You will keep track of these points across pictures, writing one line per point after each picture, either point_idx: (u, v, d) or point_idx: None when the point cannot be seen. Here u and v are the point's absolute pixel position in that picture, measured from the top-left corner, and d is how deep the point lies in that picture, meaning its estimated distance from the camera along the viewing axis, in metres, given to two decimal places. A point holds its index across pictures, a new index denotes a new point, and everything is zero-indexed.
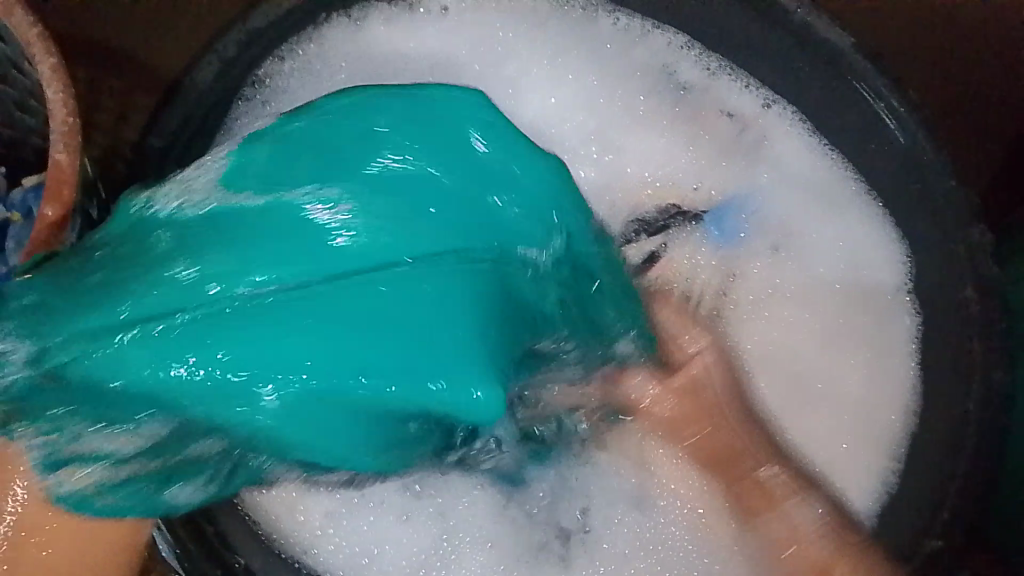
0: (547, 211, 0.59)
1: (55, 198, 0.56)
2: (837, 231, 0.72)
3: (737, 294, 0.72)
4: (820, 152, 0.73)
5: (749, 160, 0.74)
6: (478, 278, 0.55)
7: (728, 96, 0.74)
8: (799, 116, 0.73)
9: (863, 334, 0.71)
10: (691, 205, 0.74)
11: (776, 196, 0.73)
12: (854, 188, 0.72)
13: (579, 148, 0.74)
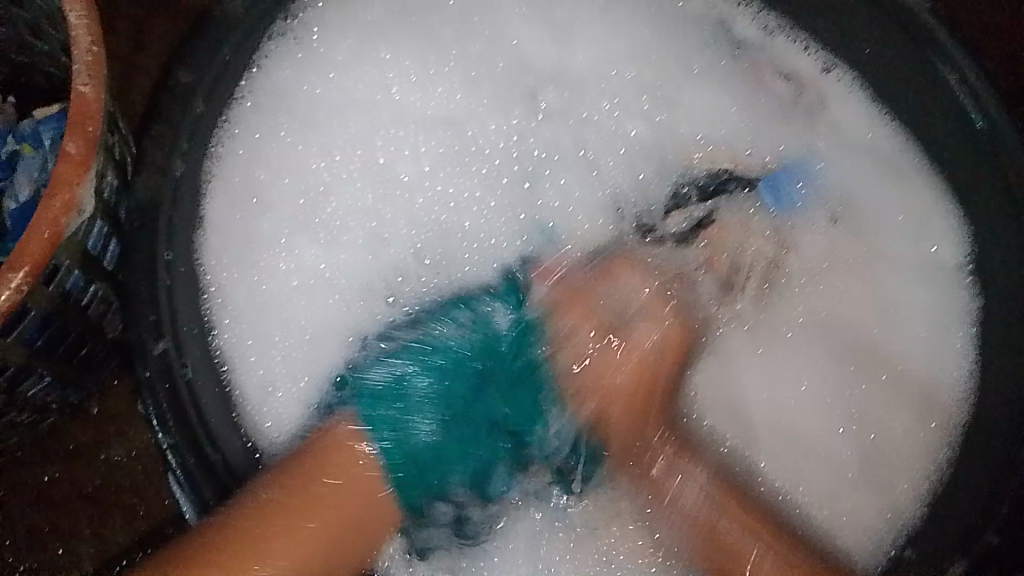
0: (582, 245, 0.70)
1: (80, 138, 0.47)
2: (898, 207, 0.68)
3: (791, 268, 0.69)
4: (878, 120, 0.67)
5: (803, 127, 0.70)
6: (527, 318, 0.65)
7: (785, 55, 0.69)
8: (857, 81, 0.67)
9: (918, 316, 0.67)
10: (745, 168, 0.70)
11: (834, 164, 0.69)
12: (919, 159, 0.66)
13: (631, 103, 0.70)
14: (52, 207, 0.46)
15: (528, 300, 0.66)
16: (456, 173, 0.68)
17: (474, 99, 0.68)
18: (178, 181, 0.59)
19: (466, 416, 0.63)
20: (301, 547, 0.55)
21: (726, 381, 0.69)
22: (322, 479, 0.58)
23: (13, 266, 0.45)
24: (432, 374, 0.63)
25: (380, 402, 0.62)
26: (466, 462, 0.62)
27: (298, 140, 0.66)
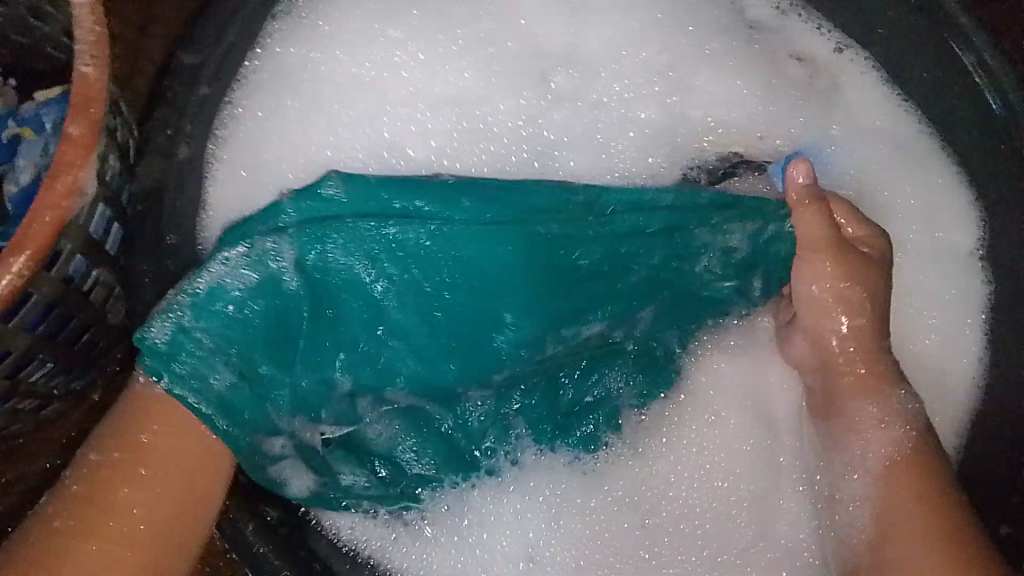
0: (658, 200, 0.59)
1: (83, 119, 0.46)
2: (914, 193, 0.66)
3: None
4: (893, 102, 0.67)
5: (818, 111, 0.68)
6: (502, 255, 0.55)
7: (799, 37, 0.69)
8: (871, 62, 0.67)
9: (932, 304, 0.66)
10: (757, 153, 0.68)
11: (850, 148, 0.67)
12: (934, 146, 0.66)
13: (644, 86, 0.68)
14: (57, 191, 0.45)
15: (508, 240, 0.55)
16: (464, 153, 0.66)
17: (483, 81, 0.67)
18: (184, 163, 0.61)
19: (309, 352, 0.54)
20: (144, 505, 0.46)
21: (747, 372, 0.65)
22: (126, 437, 0.48)
23: (15, 252, 0.44)
24: (237, 315, 0.51)
25: (167, 364, 0.49)
26: (306, 403, 0.55)
27: (302, 122, 0.64)
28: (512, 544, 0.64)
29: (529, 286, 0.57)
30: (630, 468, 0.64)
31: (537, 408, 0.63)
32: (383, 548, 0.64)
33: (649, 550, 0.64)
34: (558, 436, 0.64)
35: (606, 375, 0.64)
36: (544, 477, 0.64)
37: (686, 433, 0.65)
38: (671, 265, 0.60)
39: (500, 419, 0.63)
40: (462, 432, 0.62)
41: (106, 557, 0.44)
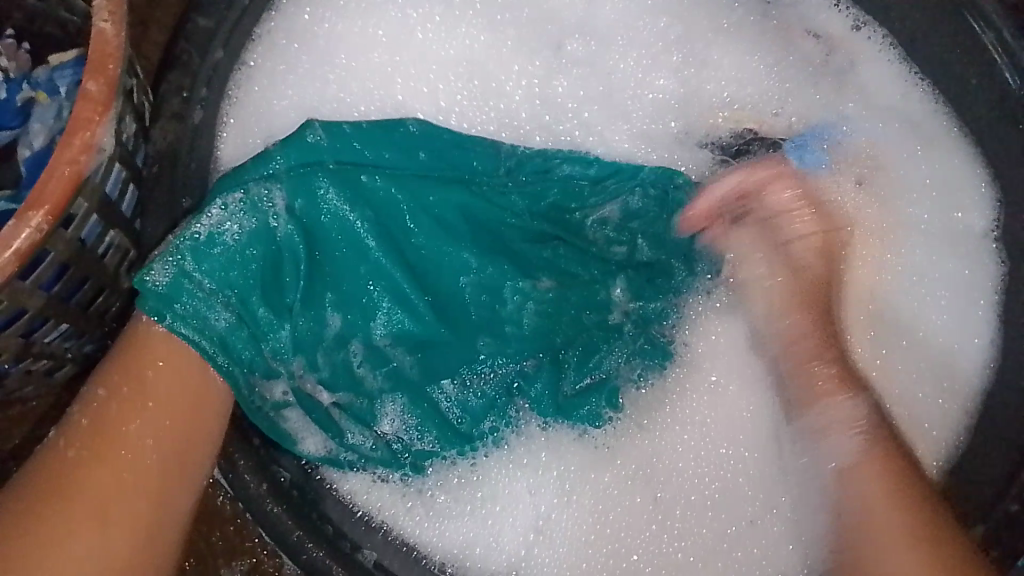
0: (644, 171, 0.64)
1: (100, 76, 0.46)
2: (927, 172, 0.66)
3: None
4: (910, 81, 0.66)
5: (833, 89, 0.67)
6: (484, 208, 0.60)
7: (816, 12, 0.67)
8: (890, 39, 0.65)
9: (943, 284, 0.65)
10: (769, 130, 0.68)
11: (864, 126, 0.67)
12: (949, 125, 0.65)
13: (661, 55, 0.68)
14: (72, 148, 0.45)
15: (493, 193, 0.60)
16: (480, 111, 0.67)
17: (499, 49, 0.67)
18: (199, 126, 0.60)
19: (304, 298, 0.57)
20: (150, 438, 0.49)
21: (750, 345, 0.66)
22: (119, 362, 0.50)
23: (35, 207, 0.44)
24: (234, 258, 0.53)
25: (166, 303, 0.51)
26: (303, 349, 0.57)
27: (318, 89, 0.65)
28: (519, 517, 0.64)
29: (512, 237, 0.61)
30: (638, 441, 0.65)
31: (542, 379, 0.64)
32: (393, 515, 0.63)
33: (660, 523, 0.64)
34: (563, 409, 0.63)
35: (608, 356, 0.64)
36: (551, 440, 0.64)
37: (688, 408, 0.65)
38: (629, 226, 0.63)
39: (500, 398, 0.64)
40: (461, 403, 0.63)
41: (114, 477, 0.47)
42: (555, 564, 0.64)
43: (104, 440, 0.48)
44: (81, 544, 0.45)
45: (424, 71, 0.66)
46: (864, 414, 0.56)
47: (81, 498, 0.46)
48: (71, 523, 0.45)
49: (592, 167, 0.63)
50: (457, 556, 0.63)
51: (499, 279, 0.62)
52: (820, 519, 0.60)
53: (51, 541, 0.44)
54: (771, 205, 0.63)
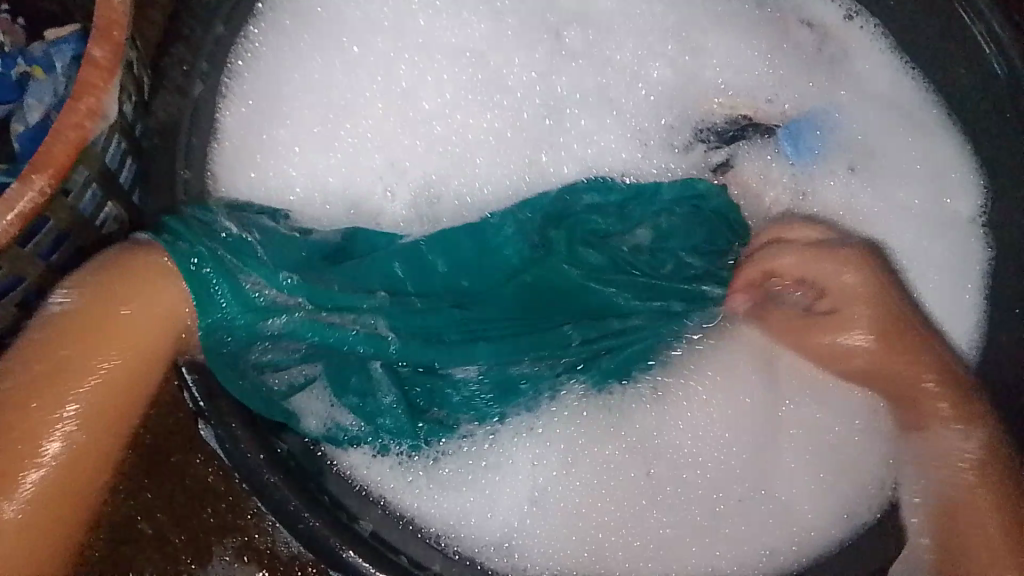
0: (681, 189, 0.66)
1: (106, 42, 0.47)
2: (919, 157, 0.67)
3: (808, 220, 0.68)
4: (901, 71, 0.67)
5: (828, 78, 0.68)
6: (535, 254, 0.61)
7: (811, 2, 0.68)
8: (880, 29, 0.67)
9: (933, 267, 0.66)
10: (764, 117, 0.69)
11: (855, 115, 0.67)
12: (940, 115, 0.66)
13: (656, 44, 0.68)
14: (76, 113, 0.46)
15: (527, 248, 0.61)
16: (479, 96, 0.67)
17: (498, 35, 0.67)
18: (198, 102, 0.61)
19: (358, 322, 0.55)
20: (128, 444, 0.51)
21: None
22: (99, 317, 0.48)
23: (41, 169, 0.45)
24: (293, 289, 0.54)
25: (262, 338, 0.53)
26: (335, 360, 0.56)
27: (314, 67, 0.65)
28: (516, 490, 0.64)
29: (566, 275, 0.60)
30: (649, 410, 0.65)
31: (620, 345, 0.61)
32: (393, 488, 0.64)
33: (652, 502, 0.65)
34: (611, 373, 0.63)
35: (657, 348, 0.63)
36: (561, 409, 0.64)
37: (697, 384, 0.65)
38: (668, 245, 0.64)
39: (546, 371, 0.60)
40: (512, 383, 0.60)
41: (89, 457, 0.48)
42: (547, 540, 0.65)
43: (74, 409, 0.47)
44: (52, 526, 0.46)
45: (424, 56, 0.66)
46: (970, 448, 0.57)
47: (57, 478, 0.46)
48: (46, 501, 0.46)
49: (627, 184, 0.67)
50: (452, 527, 0.64)
51: (548, 306, 0.59)
52: (819, 485, 0.65)
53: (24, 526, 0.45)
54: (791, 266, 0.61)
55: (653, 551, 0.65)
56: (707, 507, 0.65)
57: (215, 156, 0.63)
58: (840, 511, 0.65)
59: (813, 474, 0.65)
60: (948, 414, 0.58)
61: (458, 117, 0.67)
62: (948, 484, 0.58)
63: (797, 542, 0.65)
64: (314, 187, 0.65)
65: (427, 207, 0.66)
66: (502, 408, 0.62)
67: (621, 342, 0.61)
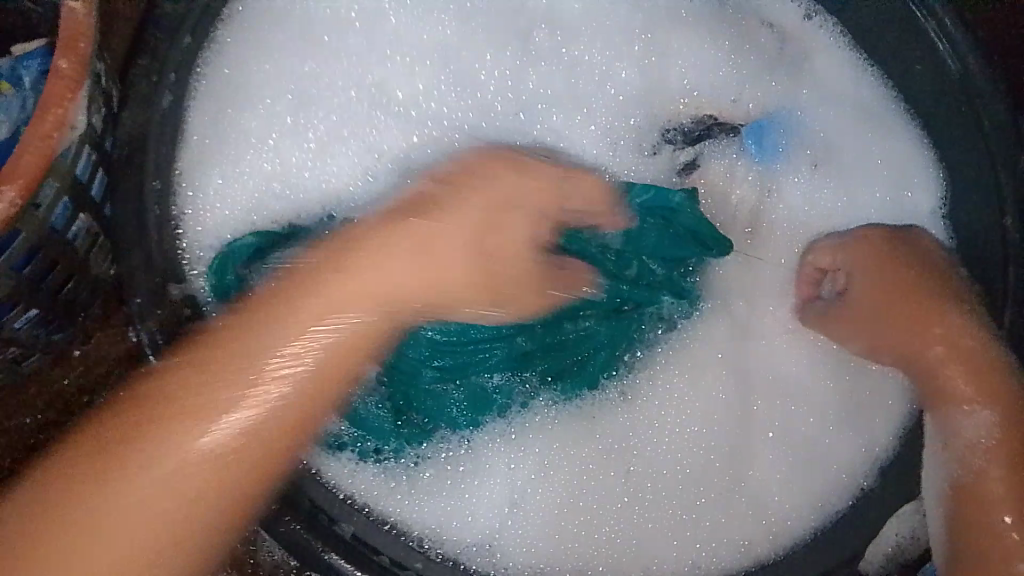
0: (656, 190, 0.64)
1: (72, 54, 0.48)
2: (881, 153, 0.68)
3: (775, 215, 0.69)
4: (861, 68, 0.68)
5: (791, 77, 0.69)
6: None
7: (772, 4, 0.69)
8: (840, 28, 0.68)
9: None
10: (729, 117, 0.70)
11: (818, 113, 0.69)
12: (900, 111, 0.68)
13: (623, 44, 0.70)
14: (43, 127, 0.46)
15: None
16: (453, 96, 0.68)
17: (467, 39, 0.68)
18: (165, 113, 0.61)
19: None
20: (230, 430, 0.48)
21: (718, 316, 0.68)
22: (299, 287, 0.52)
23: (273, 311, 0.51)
24: None
25: None
26: None
27: (292, 66, 0.66)
28: (496, 491, 0.65)
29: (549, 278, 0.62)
30: (620, 412, 0.67)
31: (586, 361, 0.66)
32: (377, 493, 0.64)
33: (631, 496, 0.66)
34: (579, 382, 0.66)
35: (624, 354, 0.67)
36: (538, 414, 0.66)
37: (666, 382, 0.68)
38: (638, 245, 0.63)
39: (517, 381, 0.65)
40: (484, 395, 0.64)
41: (318, 392, 0.51)
42: (527, 540, 0.65)
43: (219, 363, 0.49)
44: (189, 458, 0.47)
45: (394, 62, 0.68)
46: (985, 430, 0.56)
47: (203, 413, 0.48)
48: (157, 439, 0.47)
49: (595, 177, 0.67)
50: (435, 532, 0.64)
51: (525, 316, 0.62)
52: (794, 477, 0.66)
53: (78, 466, 0.46)
54: (827, 258, 0.66)
55: (633, 545, 0.66)
56: (686, 500, 0.66)
57: (184, 158, 0.63)
58: (818, 498, 0.65)
59: (788, 464, 0.67)
60: (968, 396, 0.58)
61: (435, 106, 0.68)
62: (960, 469, 0.56)
63: (773, 531, 0.65)
64: (288, 191, 0.66)
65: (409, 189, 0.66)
66: (475, 417, 0.64)
67: (583, 353, 0.65)
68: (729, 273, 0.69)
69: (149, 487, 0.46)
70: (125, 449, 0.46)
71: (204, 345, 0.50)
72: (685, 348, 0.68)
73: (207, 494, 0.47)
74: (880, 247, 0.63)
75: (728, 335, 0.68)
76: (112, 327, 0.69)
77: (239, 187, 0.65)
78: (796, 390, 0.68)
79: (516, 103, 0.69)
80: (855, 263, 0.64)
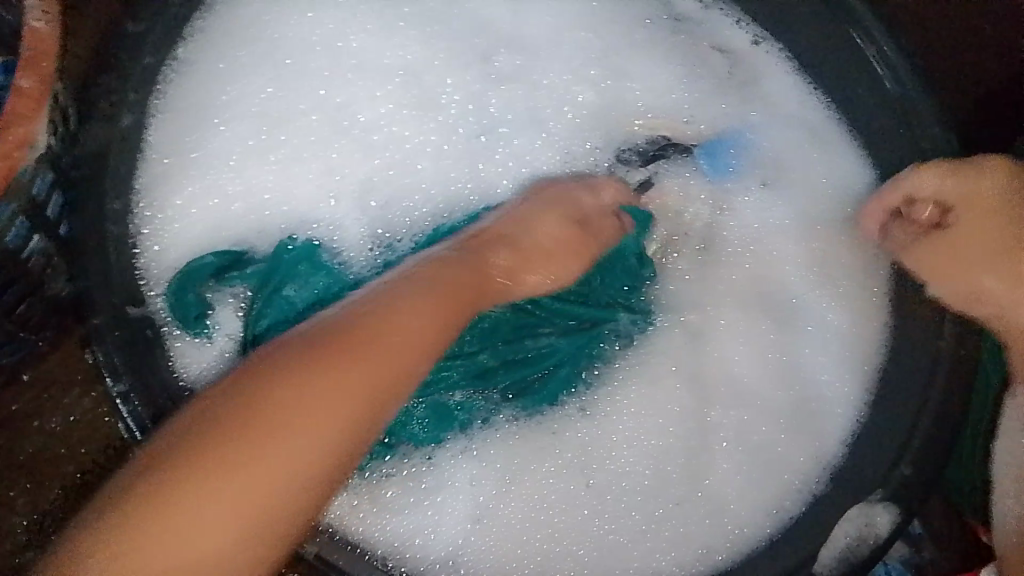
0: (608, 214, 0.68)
1: (34, 73, 0.48)
2: (827, 173, 0.70)
3: (727, 232, 0.72)
4: (806, 93, 0.70)
5: (740, 99, 0.71)
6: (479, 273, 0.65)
7: (721, 29, 0.71)
8: (784, 54, 0.70)
9: (843, 286, 0.69)
10: (682, 137, 0.72)
11: (766, 133, 0.71)
12: (841, 134, 0.69)
13: (581, 68, 0.72)
14: (5, 145, 0.47)
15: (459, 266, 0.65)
16: (415, 117, 0.70)
17: (428, 62, 0.70)
18: (127, 130, 0.61)
19: None
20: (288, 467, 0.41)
21: (671, 333, 0.71)
22: (371, 319, 0.47)
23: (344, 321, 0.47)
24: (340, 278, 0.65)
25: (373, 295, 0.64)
26: None
27: (254, 83, 0.66)
28: (459, 507, 0.66)
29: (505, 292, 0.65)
30: (579, 425, 0.69)
31: (547, 377, 0.68)
32: (341, 512, 0.64)
33: (593, 508, 0.68)
34: (541, 398, 0.68)
35: (582, 370, 0.69)
36: (499, 428, 0.67)
37: (624, 396, 0.69)
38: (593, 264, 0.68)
39: (479, 397, 0.67)
40: (448, 411, 0.66)
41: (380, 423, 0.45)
42: (489, 554, 0.65)
43: (329, 380, 0.43)
44: (283, 463, 0.41)
45: (356, 83, 0.68)
46: None
47: (264, 438, 0.41)
48: (245, 452, 0.40)
49: None
50: (398, 549, 0.64)
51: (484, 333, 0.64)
52: (748, 487, 0.68)
53: (160, 487, 0.39)
54: (925, 185, 0.61)
55: (596, 557, 0.67)
56: (646, 511, 0.68)
57: (146, 172, 0.63)
58: (772, 507, 0.67)
59: (743, 474, 0.68)
60: None
61: (395, 130, 0.69)
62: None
63: (732, 540, 0.66)
64: (250, 210, 0.66)
65: (374, 210, 0.68)
66: (439, 433, 0.66)
67: (544, 369, 0.67)
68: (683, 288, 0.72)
69: (228, 501, 0.39)
70: (213, 453, 0.40)
71: (283, 361, 0.44)
72: (641, 363, 0.70)
73: (246, 530, 0.40)
74: (1002, 191, 0.60)
75: (681, 350, 0.71)
76: (72, 347, 0.69)
77: (201, 207, 0.65)
78: (748, 401, 0.70)
79: (478, 123, 0.70)
80: (962, 199, 0.60)
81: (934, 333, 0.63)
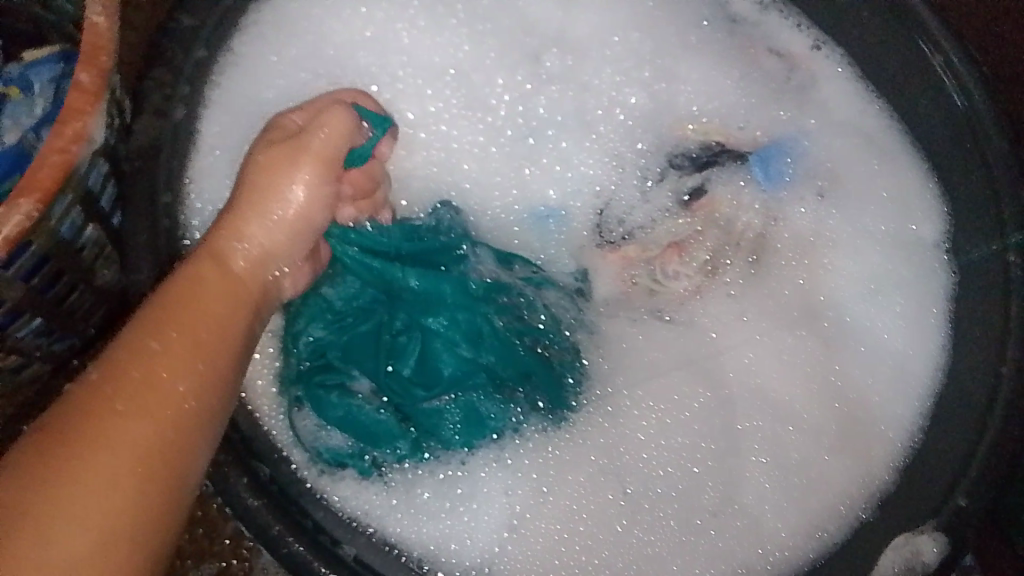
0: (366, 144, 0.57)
1: (92, 69, 0.48)
2: (886, 182, 0.68)
3: (778, 243, 0.70)
4: (866, 98, 0.68)
5: (796, 106, 0.70)
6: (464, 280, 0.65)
7: (777, 31, 0.69)
8: (846, 58, 0.68)
9: (898, 302, 0.67)
10: (736, 144, 0.70)
11: (823, 142, 0.69)
12: (903, 141, 0.67)
13: (632, 70, 0.70)
14: (60, 140, 0.47)
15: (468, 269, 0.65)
16: (463, 114, 0.69)
17: (477, 62, 0.69)
18: (179, 125, 0.61)
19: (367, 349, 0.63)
20: (122, 450, 0.35)
21: (702, 343, 0.69)
22: (133, 343, 0.39)
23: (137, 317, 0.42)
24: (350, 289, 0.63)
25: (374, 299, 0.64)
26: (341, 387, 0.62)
27: (301, 78, 0.66)
28: (494, 515, 0.65)
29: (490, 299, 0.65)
30: (603, 427, 0.67)
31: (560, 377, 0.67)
32: (380, 513, 0.64)
33: (630, 519, 0.66)
34: (562, 399, 0.67)
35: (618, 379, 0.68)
36: (529, 437, 0.66)
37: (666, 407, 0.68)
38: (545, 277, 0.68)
39: (508, 402, 0.65)
40: (478, 415, 0.64)
41: (197, 413, 0.39)
42: (523, 561, 0.65)
43: (107, 438, 0.35)
44: (124, 453, 0.35)
45: (407, 80, 0.68)
46: None
47: (88, 455, 0.34)
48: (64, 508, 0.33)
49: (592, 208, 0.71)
50: (433, 553, 0.64)
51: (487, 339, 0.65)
52: (790, 506, 0.66)
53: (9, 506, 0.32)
54: None
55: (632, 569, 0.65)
56: (685, 525, 0.66)
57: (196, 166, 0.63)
58: (815, 527, 0.65)
59: (783, 491, 0.67)
60: None
61: (443, 128, 0.69)
62: None
63: (771, 560, 0.65)
64: None
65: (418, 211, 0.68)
66: (470, 438, 0.65)
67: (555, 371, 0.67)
68: (730, 300, 0.70)
69: (85, 497, 0.33)
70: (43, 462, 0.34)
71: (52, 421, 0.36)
72: (682, 373, 0.69)
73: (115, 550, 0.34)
74: None
75: (723, 360, 0.69)
76: None
77: None
78: (792, 418, 0.68)
79: (526, 124, 0.70)
80: None
81: (996, 358, 0.59)
